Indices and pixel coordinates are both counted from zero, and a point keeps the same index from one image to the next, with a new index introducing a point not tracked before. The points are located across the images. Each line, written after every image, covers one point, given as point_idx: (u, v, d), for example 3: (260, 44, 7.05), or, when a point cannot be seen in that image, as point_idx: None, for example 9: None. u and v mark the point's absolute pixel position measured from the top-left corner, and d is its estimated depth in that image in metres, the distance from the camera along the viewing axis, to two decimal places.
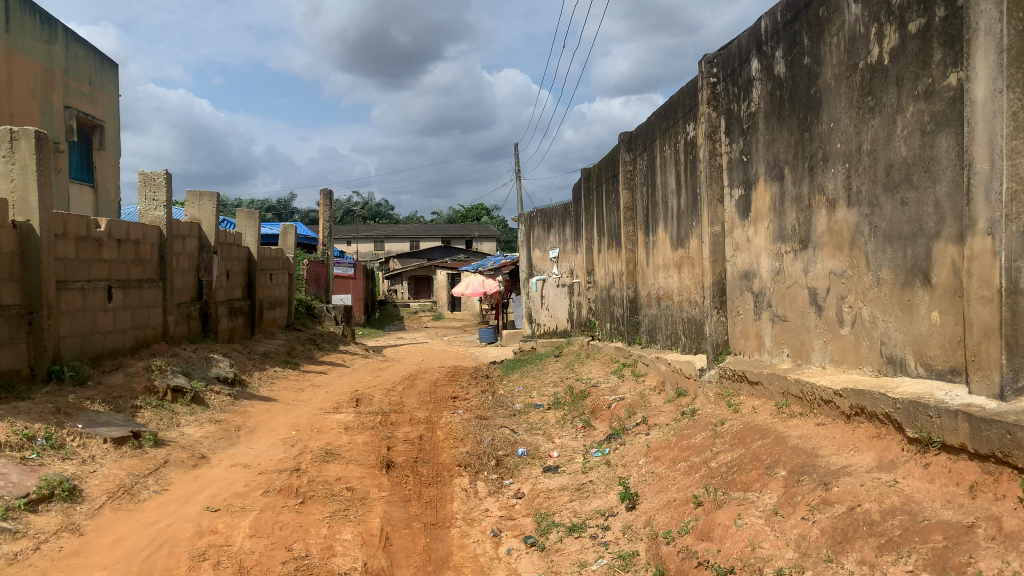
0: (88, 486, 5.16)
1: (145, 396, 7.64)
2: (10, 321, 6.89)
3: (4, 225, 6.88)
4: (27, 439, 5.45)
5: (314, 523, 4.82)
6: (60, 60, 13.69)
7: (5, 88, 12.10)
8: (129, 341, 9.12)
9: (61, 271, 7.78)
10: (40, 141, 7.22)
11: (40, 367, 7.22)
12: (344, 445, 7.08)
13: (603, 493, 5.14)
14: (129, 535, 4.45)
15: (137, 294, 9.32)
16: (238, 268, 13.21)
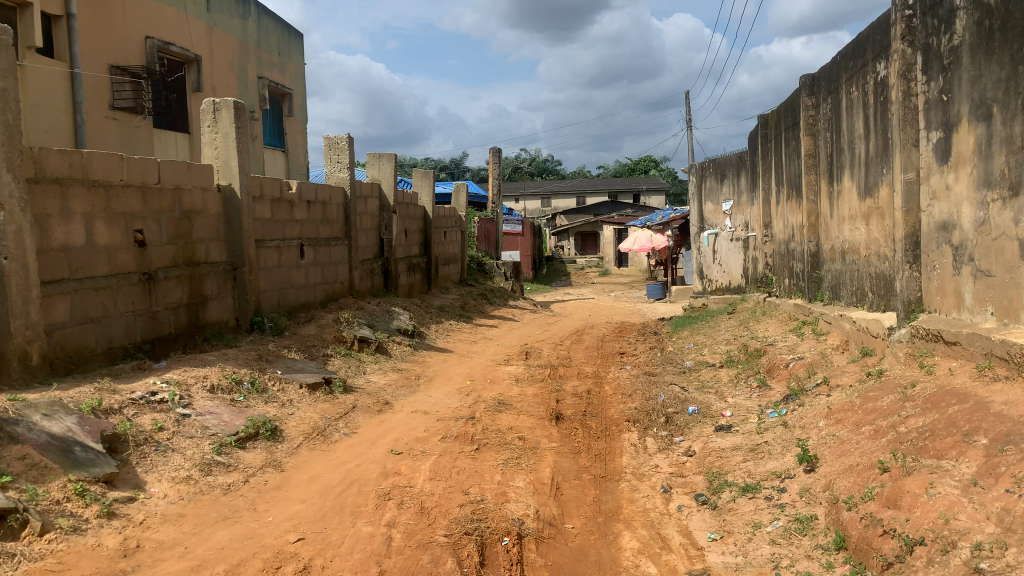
0: (287, 427, 5.65)
1: (334, 346, 8.24)
2: (219, 277, 7.64)
3: (211, 189, 7.55)
4: (236, 382, 6.05)
5: (488, 470, 5.02)
6: (253, 33, 14.73)
7: (208, 63, 13.20)
8: (319, 295, 9.83)
9: (260, 231, 8.48)
10: (239, 111, 7.79)
11: (244, 318, 8.00)
12: (515, 396, 7.29)
13: (779, 454, 4.97)
14: (323, 473, 4.85)
15: (325, 252, 10.00)
16: (414, 226, 13.80)
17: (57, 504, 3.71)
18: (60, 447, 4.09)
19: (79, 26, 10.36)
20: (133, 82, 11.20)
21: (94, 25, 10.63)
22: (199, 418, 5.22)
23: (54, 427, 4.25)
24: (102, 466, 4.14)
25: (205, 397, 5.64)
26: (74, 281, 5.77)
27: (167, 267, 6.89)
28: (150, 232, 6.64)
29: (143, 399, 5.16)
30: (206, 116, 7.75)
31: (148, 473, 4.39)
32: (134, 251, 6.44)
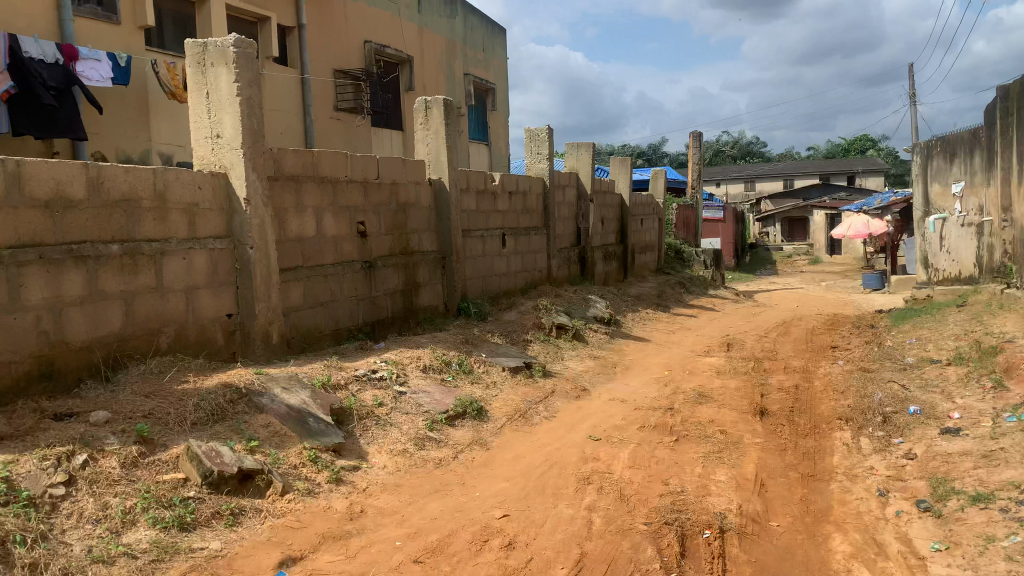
0: (492, 408, 5.91)
1: (535, 332, 8.48)
2: (430, 265, 8.13)
3: (422, 183, 8.01)
4: (445, 364, 6.41)
5: (688, 461, 4.97)
6: (460, 32, 15.40)
7: (419, 63, 13.99)
8: (520, 282, 10.15)
9: (467, 221, 8.88)
10: (448, 108, 8.20)
11: (452, 303, 8.46)
12: (716, 388, 7.13)
13: (1018, 464, 4.49)
14: (526, 454, 5.03)
15: (526, 241, 10.30)
16: (612, 214, 13.82)
17: (295, 468, 4.16)
18: (297, 417, 4.59)
19: (309, 36, 11.38)
20: (354, 84, 12.19)
21: (322, 34, 11.64)
22: (413, 396, 5.60)
23: (291, 399, 4.77)
24: (331, 436, 4.58)
25: (419, 376, 6.04)
26: (307, 269, 6.38)
27: (385, 256, 7.42)
28: (370, 224, 7.18)
29: (365, 376, 5.62)
30: (419, 114, 8.23)
31: (369, 444, 4.79)
32: (356, 242, 7.00)
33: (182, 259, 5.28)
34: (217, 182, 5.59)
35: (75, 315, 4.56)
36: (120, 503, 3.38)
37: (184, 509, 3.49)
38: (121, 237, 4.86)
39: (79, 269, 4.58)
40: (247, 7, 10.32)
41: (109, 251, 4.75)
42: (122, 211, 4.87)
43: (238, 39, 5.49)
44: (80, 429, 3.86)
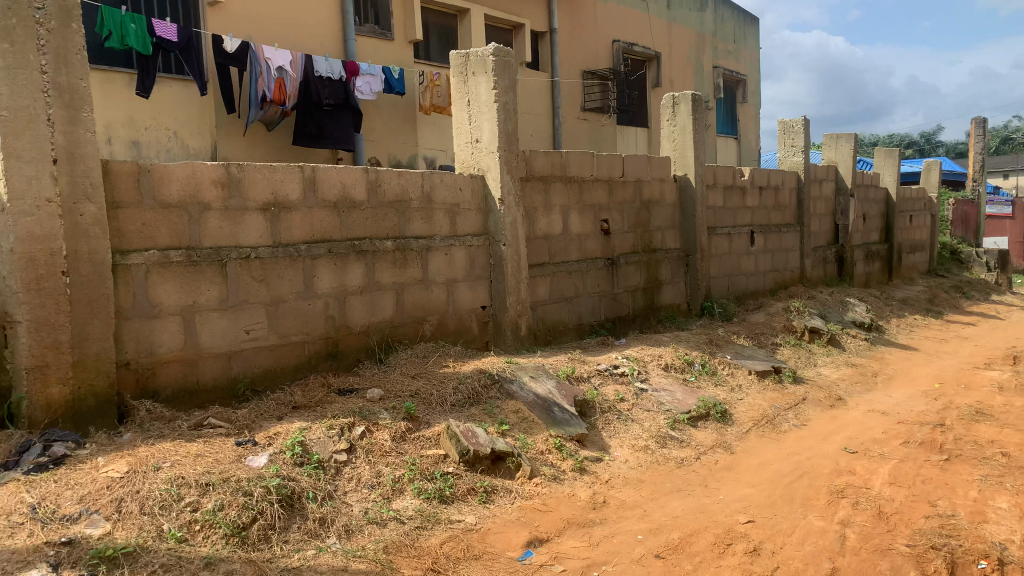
0: (737, 412, 5.76)
1: (785, 335, 8.10)
2: (673, 263, 8.08)
3: (668, 180, 7.96)
4: (688, 363, 6.34)
5: (961, 484, 4.49)
6: (710, 24, 15.06)
7: (667, 59, 13.89)
8: (768, 282, 9.74)
9: (713, 218, 8.67)
10: (696, 103, 8.08)
11: (695, 302, 8.34)
12: (999, 406, 6.35)
13: None
14: (772, 461, 4.84)
15: (776, 239, 9.84)
16: (876, 210, 12.76)
17: (542, 454, 4.36)
18: (544, 406, 4.80)
19: (560, 39, 11.75)
20: (601, 84, 12.39)
21: (572, 37, 11.96)
22: (656, 394, 5.62)
23: (539, 389, 4.99)
24: (575, 426, 4.73)
25: (661, 374, 6.04)
26: (554, 265, 6.62)
27: (629, 254, 7.49)
28: (615, 222, 7.28)
29: (608, 371, 5.73)
30: (666, 110, 8.20)
31: (612, 437, 4.89)
32: (601, 239, 7.14)
33: (444, 254, 5.72)
34: (475, 183, 5.98)
35: (355, 302, 5.13)
36: (390, 472, 3.77)
37: (444, 483, 3.81)
38: (394, 234, 5.37)
39: (359, 262, 5.14)
40: (504, 16, 10.90)
41: (383, 247, 5.28)
42: (395, 211, 5.38)
43: (496, 48, 5.82)
44: (358, 404, 4.36)
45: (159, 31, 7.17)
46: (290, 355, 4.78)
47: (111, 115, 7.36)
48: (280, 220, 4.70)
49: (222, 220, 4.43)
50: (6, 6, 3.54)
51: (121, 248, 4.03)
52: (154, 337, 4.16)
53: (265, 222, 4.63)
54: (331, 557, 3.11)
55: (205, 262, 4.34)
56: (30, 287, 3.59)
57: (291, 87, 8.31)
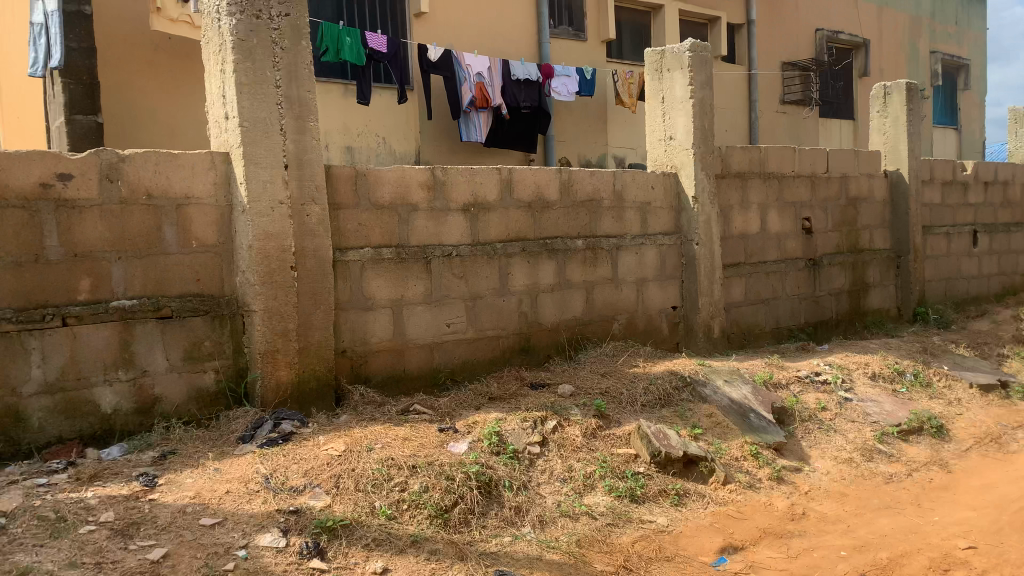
0: (956, 428, 5.28)
1: (1014, 346, 7.30)
2: (881, 264, 7.54)
3: (877, 175, 7.44)
4: (898, 373, 5.90)
5: None
6: (928, 6, 13.88)
7: (877, 46, 12.95)
8: (994, 287, 8.83)
9: (930, 217, 7.98)
10: (911, 92, 7.53)
11: (907, 308, 7.74)
12: None
13: None
14: (999, 484, 4.39)
15: (1004, 239, 8.90)
16: None
17: (736, 460, 4.24)
18: (739, 411, 4.66)
19: (758, 31, 11.33)
20: (803, 75, 11.80)
21: (771, 28, 11.49)
22: (861, 404, 5.28)
23: (733, 393, 4.85)
24: (772, 434, 4.55)
25: (867, 384, 5.66)
26: (750, 265, 6.41)
27: (832, 254, 7.08)
28: (817, 220, 6.91)
29: (808, 378, 5.45)
30: (876, 101, 7.71)
31: (812, 448, 4.66)
32: (801, 239, 6.80)
33: (635, 253, 5.71)
34: (668, 182, 5.92)
35: (548, 299, 5.25)
36: (582, 468, 3.83)
37: (635, 482, 3.81)
38: (586, 233, 5.44)
39: (552, 261, 5.25)
40: (700, 11, 10.67)
41: (575, 246, 5.36)
42: (588, 210, 5.45)
43: (693, 44, 5.74)
44: (551, 399, 4.46)
45: (370, 43, 7.70)
46: (487, 349, 4.98)
47: (329, 124, 8.01)
48: (479, 219, 4.91)
49: (427, 220, 4.70)
50: (249, 29, 3.97)
51: (339, 245, 4.39)
52: (367, 328, 4.49)
53: (466, 221, 4.85)
54: (526, 546, 3.22)
55: (411, 258, 4.63)
56: (265, 280, 4.01)
57: (493, 90, 8.58)
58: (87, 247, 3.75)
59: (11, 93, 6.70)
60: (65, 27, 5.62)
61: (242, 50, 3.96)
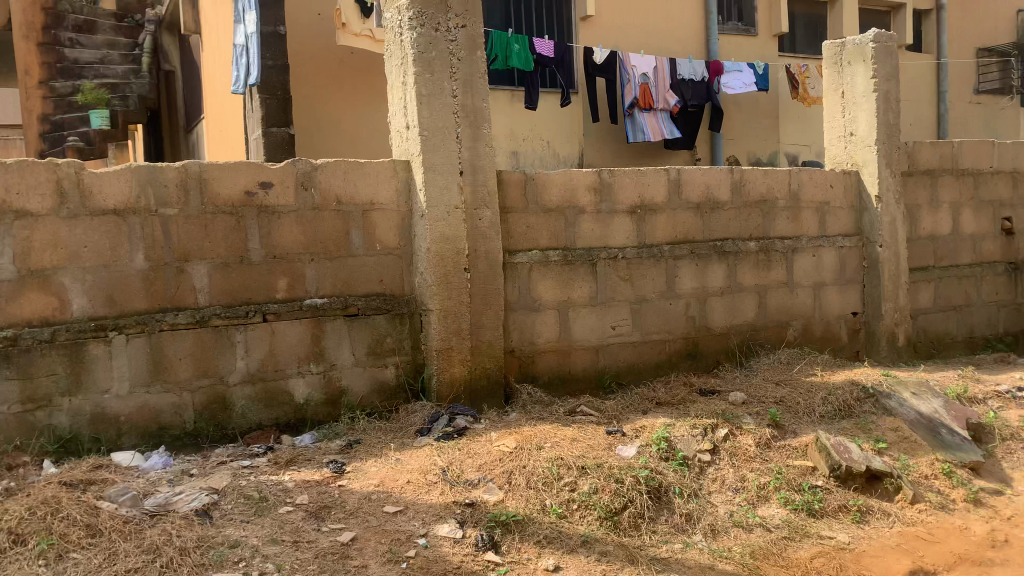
0: None
1: None
2: None
3: None
4: None
5: None
6: None
7: None
8: None
9: None
10: None
11: None
12: None
13: None
14: None
15: None
16: None
17: (926, 479, 3.95)
18: (929, 426, 4.34)
19: (949, 16, 10.49)
20: (1001, 61, 10.79)
21: (964, 12, 10.61)
22: None
23: (923, 406, 4.52)
24: (968, 452, 4.20)
25: None
26: (940, 269, 5.95)
27: None
28: (1020, 220, 6.30)
29: (1009, 393, 4.99)
30: None
31: (1015, 469, 4.26)
32: (1001, 240, 6.23)
33: (811, 256, 5.46)
34: (848, 181, 5.61)
35: (717, 303, 5.13)
36: (756, 478, 3.71)
37: (813, 496, 3.65)
38: (758, 234, 5.26)
39: (722, 264, 5.12)
40: None
41: (746, 248, 5.19)
42: (760, 211, 5.27)
43: (877, 34, 5.42)
44: (722, 406, 4.35)
45: (538, 49, 7.83)
46: (653, 352, 4.94)
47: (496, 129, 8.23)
48: (647, 221, 4.88)
49: (594, 223, 4.72)
50: (428, 41, 4.16)
51: (510, 248, 4.50)
52: (535, 329, 4.58)
53: (633, 223, 4.84)
54: (698, 554, 3.17)
55: (579, 261, 4.67)
56: (441, 281, 4.18)
57: (656, 91, 8.53)
58: (284, 250, 4.07)
59: (215, 109, 7.39)
60: (263, 47, 6.12)
61: (422, 62, 4.15)
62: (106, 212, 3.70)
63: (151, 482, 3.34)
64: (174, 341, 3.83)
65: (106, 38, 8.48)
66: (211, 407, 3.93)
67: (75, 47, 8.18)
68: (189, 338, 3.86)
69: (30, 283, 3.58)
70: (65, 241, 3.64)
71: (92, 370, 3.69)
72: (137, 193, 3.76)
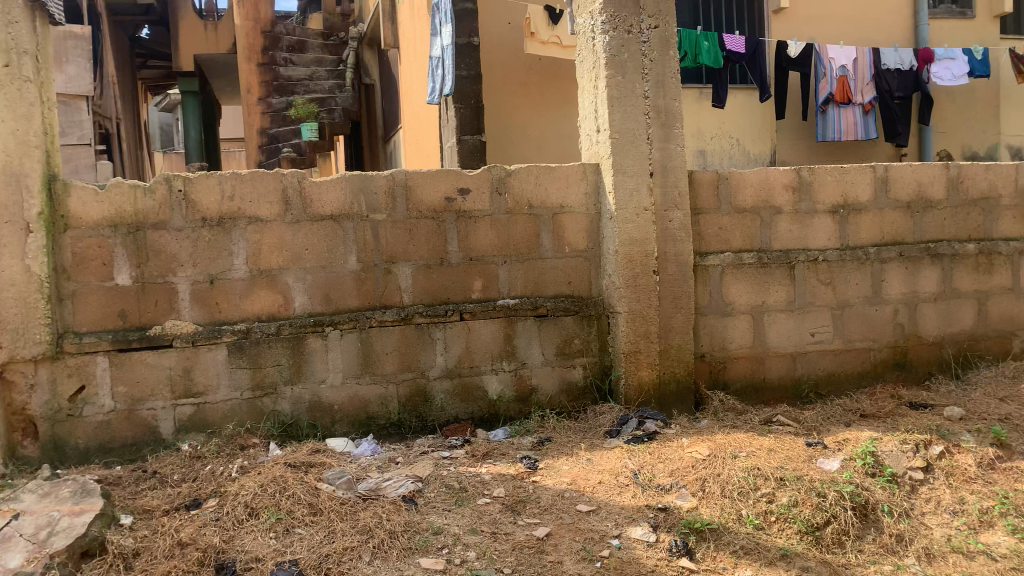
0: None
1: None
2: None
3: None
4: None
5: None
6: None
7: None
8: None
9: None
10: None
11: None
12: None
13: None
14: None
15: None
16: None
17: None
18: None
19: None
20: None
21: None
22: None
23: None
24: None
25: None
26: None
27: None
28: None
29: None
30: None
31: None
32: None
33: None
34: None
35: (929, 310, 4.76)
36: (977, 502, 3.40)
37: None
38: (977, 235, 4.82)
39: (935, 267, 4.74)
40: None
41: (964, 250, 4.77)
42: (981, 209, 4.82)
43: None
44: (935, 421, 4.03)
45: (728, 45, 7.60)
46: (855, 361, 4.66)
47: None
48: (849, 221, 4.61)
49: (791, 224, 4.53)
50: (621, 44, 4.17)
51: (701, 250, 4.42)
52: (727, 334, 4.46)
53: (834, 224, 4.59)
54: None
55: (775, 264, 4.49)
56: (631, 283, 4.18)
57: (855, 83, 8.06)
58: (479, 252, 4.23)
59: (411, 119, 7.81)
60: (457, 58, 6.40)
61: (614, 65, 4.17)
62: (322, 217, 4.02)
63: (363, 467, 3.60)
64: (381, 337, 4.10)
65: (315, 56, 9.21)
66: (412, 400, 4.17)
67: (289, 66, 8.98)
68: (394, 334, 4.12)
69: (259, 282, 3.97)
70: (288, 244, 4.00)
71: (310, 362, 4.03)
72: (350, 200, 4.05)
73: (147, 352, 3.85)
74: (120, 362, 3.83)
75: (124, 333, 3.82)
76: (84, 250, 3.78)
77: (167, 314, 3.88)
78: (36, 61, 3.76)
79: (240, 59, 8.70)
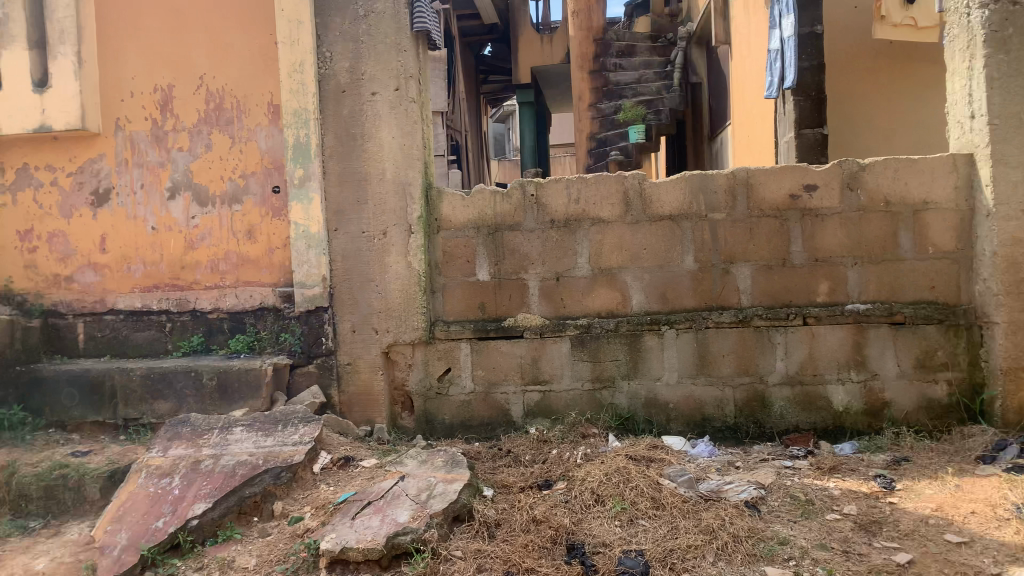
0: None
1: None
2: None
3: None
4: None
5: None
6: None
7: None
8: None
9: None
10: None
11: None
12: None
13: None
14: None
15: None
16: None
17: None
18: None
19: None
20: None
21: None
22: None
23: None
24: None
25: None
26: None
27: None
28: None
29: None
30: None
31: None
32: None
33: None
34: None
35: None
36: None
37: None
38: None
39: None
40: None
41: None
42: None
43: None
44: None
45: None
46: None
47: None
48: None
49: None
50: (1004, 18, 3.68)
51: None
52: None
53: None
54: None
55: None
56: (1012, 291, 3.69)
57: None
58: (827, 252, 4.00)
59: (743, 116, 7.61)
60: (798, 50, 6.08)
61: (995, 42, 3.69)
62: (662, 217, 4.08)
63: (702, 468, 3.61)
64: (719, 338, 4.06)
65: (643, 59, 9.33)
66: (750, 405, 4.07)
67: (618, 71, 9.20)
68: (732, 336, 4.05)
69: (601, 280, 4.15)
70: (629, 244, 4.12)
71: (648, 359, 4.12)
72: (690, 200, 4.06)
73: (502, 341, 4.23)
74: (479, 349, 4.25)
75: (483, 323, 4.24)
76: (453, 249, 4.25)
77: (520, 307, 4.22)
78: (420, 85, 4.29)
79: (574, 68, 9.26)
